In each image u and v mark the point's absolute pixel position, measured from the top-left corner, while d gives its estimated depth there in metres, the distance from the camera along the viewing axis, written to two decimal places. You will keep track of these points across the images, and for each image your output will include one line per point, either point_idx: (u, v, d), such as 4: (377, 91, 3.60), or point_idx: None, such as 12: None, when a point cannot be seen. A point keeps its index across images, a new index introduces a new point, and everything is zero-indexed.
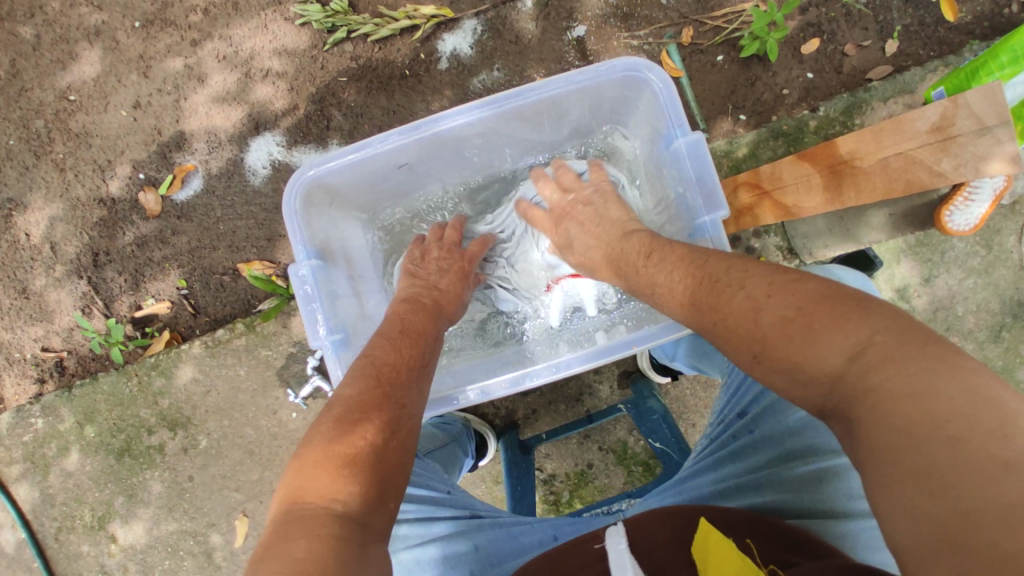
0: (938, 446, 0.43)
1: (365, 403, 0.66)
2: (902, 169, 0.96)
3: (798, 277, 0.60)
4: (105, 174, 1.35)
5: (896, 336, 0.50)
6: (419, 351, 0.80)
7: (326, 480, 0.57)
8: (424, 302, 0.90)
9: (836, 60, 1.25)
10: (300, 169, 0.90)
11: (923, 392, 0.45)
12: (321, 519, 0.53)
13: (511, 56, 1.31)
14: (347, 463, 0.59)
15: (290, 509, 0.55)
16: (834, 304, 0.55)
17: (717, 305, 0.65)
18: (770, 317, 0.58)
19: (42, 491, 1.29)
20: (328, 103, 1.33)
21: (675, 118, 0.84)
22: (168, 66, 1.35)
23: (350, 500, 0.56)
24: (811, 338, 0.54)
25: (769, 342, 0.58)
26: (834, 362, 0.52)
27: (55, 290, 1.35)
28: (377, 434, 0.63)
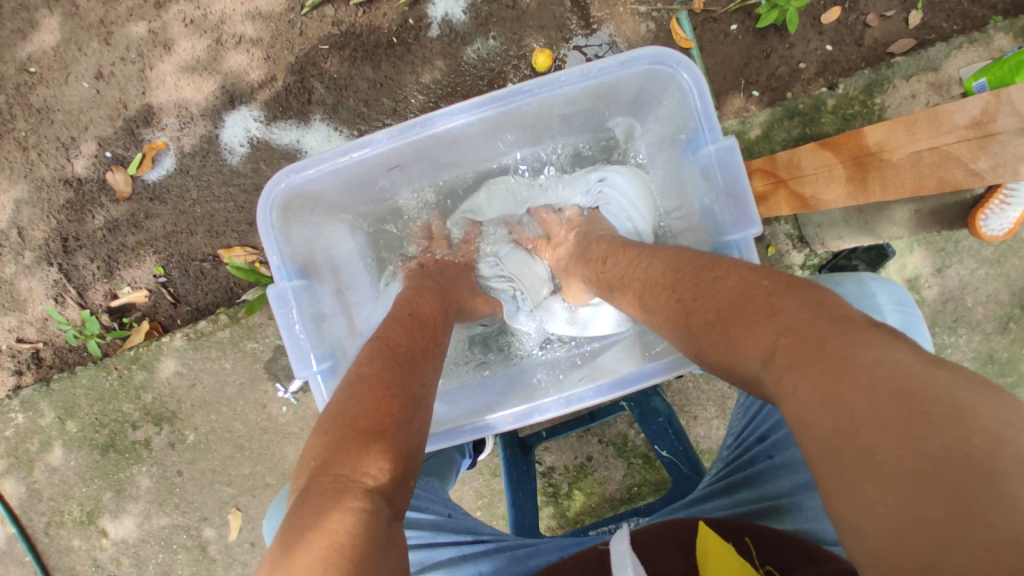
0: (852, 449, 0.41)
1: (388, 379, 0.61)
2: (934, 165, 0.91)
3: (718, 275, 0.60)
4: (70, 152, 1.25)
5: (800, 330, 0.48)
6: (432, 332, 0.75)
7: (357, 451, 0.52)
8: (430, 287, 0.86)
9: (856, 32, 1.16)
10: (273, 180, 0.83)
11: (827, 397, 0.43)
12: (356, 495, 0.48)
13: (507, 23, 1.20)
14: (375, 437, 0.54)
15: (316, 481, 0.50)
16: (754, 302, 0.54)
17: (661, 310, 0.66)
18: (697, 319, 0.59)
19: (27, 486, 1.25)
20: (309, 73, 1.22)
21: (705, 121, 0.80)
22: (132, 32, 1.23)
23: (382, 475, 0.52)
24: (734, 340, 0.54)
25: (704, 347, 0.59)
26: (756, 364, 0.51)
27: (25, 277, 1.27)
28: (403, 408, 0.59)
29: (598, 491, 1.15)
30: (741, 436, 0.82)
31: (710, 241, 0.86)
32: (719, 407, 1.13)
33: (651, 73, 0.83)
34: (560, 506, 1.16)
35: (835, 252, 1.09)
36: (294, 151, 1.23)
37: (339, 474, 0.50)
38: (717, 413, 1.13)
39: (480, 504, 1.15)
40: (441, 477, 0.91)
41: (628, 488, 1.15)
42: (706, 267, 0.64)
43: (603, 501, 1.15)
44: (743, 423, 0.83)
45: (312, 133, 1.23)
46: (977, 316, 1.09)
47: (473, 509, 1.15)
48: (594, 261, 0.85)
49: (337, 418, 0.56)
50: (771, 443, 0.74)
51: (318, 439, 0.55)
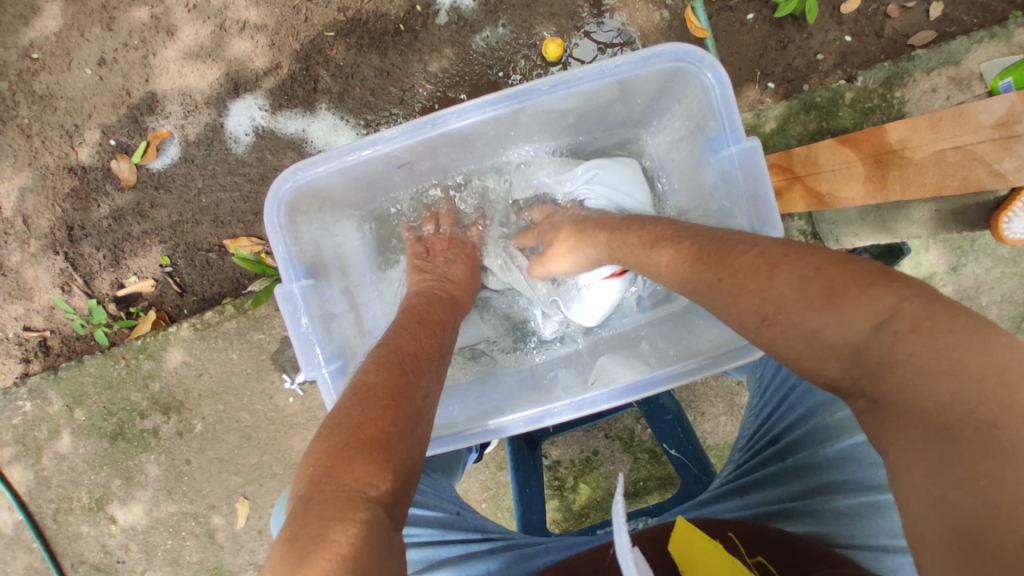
0: (972, 431, 0.40)
1: (391, 387, 0.60)
2: (958, 165, 0.90)
3: (810, 247, 0.56)
4: (74, 140, 1.24)
5: (924, 307, 0.46)
6: (438, 338, 0.76)
7: (360, 461, 0.52)
8: (439, 295, 0.87)
9: (877, 22, 1.13)
10: (279, 178, 0.81)
11: (950, 365, 0.42)
12: (356, 505, 0.48)
13: (517, 10, 1.17)
14: (376, 448, 0.53)
15: (315, 488, 0.50)
16: (850, 276, 0.51)
17: (728, 263, 0.61)
18: (789, 277, 0.54)
19: (37, 473, 1.27)
20: (314, 61, 1.20)
21: (727, 121, 0.78)
22: (134, 17, 1.21)
23: (383, 485, 0.51)
24: (834, 304, 0.50)
25: (785, 303, 0.53)
26: (859, 331, 0.48)
27: (32, 266, 1.26)
28: (405, 418, 0.58)
29: (604, 485, 1.16)
30: (753, 438, 0.81)
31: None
32: (727, 404, 1.12)
33: (674, 70, 0.81)
34: (566, 500, 1.16)
35: (849, 250, 1.08)
36: (300, 141, 1.22)
37: (342, 484, 0.49)
38: (724, 410, 1.12)
39: (485, 496, 1.16)
40: (446, 472, 0.91)
41: (634, 483, 1.15)
42: (803, 238, 0.58)
43: (608, 495, 1.16)
44: (756, 425, 0.82)
45: (318, 122, 1.21)
46: (991, 315, 1.08)
47: (479, 501, 1.16)
48: (607, 260, 0.83)
49: (338, 424, 0.56)
50: (786, 446, 0.74)
51: (318, 444, 0.54)
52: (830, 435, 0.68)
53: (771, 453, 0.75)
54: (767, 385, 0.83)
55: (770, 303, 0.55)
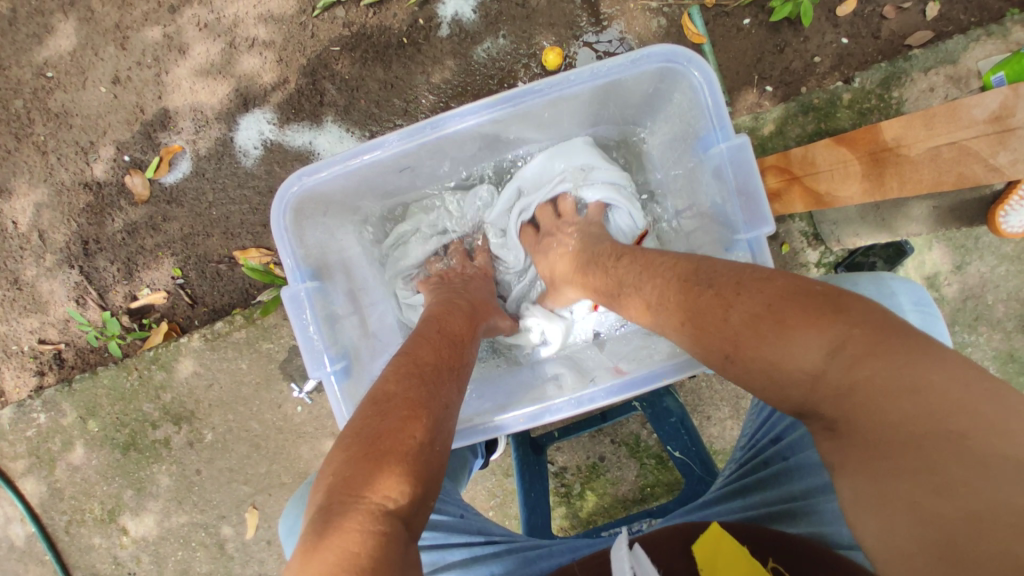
0: (922, 456, 0.45)
1: (412, 397, 0.60)
2: (953, 160, 0.92)
3: (764, 274, 0.59)
4: (89, 157, 1.27)
5: (871, 332, 0.50)
6: (459, 351, 0.74)
7: (378, 473, 0.51)
8: (461, 306, 0.86)
9: (873, 24, 1.14)
10: (286, 183, 0.83)
11: (897, 392, 0.47)
12: (375, 519, 0.48)
13: (518, 21, 1.20)
14: (399, 457, 0.53)
15: (337, 497, 0.50)
16: (806, 299, 0.54)
17: (686, 307, 0.64)
18: (742, 315, 0.57)
19: (49, 485, 1.28)
20: (320, 76, 1.23)
21: (717, 119, 0.79)
22: (147, 37, 1.25)
23: (402, 499, 0.51)
24: (787, 336, 0.53)
25: (742, 342, 0.57)
26: (813, 362, 0.52)
27: (47, 280, 1.30)
28: (425, 431, 0.57)
29: (611, 491, 1.15)
30: (754, 438, 0.81)
31: (723, 240, 0.85)
32: (733, 407, 1.12)
33: (663, 71, 0.82)
34: (573, 506, 1.16)
35: (851, 250, 1.08)
36: (307, 153, 1.25)
37: (359, 496, 0.49)
38: (730, 413, 1.12)
39: (493, 503, 1.16)
40: (452, 478, 0.92)
41: (641, 489, 1.15)
42: (750, 267, 0.61)
43: (615, 502, 1.15)
44: (756, 424, 0.82)
45: (324, 134, 1.24)
46: (998, 313, 1.07)
47: (486, 508, 1.16)
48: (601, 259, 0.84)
49: (358, 434, 0.55)
50: (786, 445, 0.73)
51: (337, 454, 0.54)
52: None
53: (773, 453, 0.75)
54: None
55: (729, 338, 0.58)
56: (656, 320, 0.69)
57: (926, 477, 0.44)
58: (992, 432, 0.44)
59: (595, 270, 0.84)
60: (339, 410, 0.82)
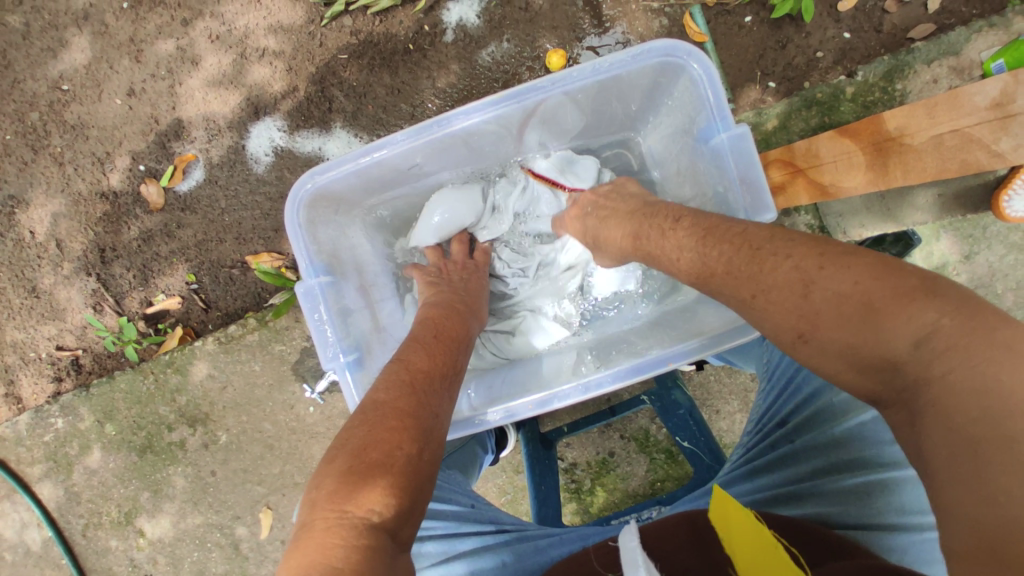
0: (997, 449, 0.41)
1: (401, 408, 0.61)
2: (956, 148, 0.93)
3: (851, 251, 0.56)
4: (105, 166, 1.31)
5: (964, 322, 0.46)
6: (453, 356, 0.76)
7: (361, 486, 0.51)
8: (457, 306, 0.88)
9: (874, 18, 1.15)
10: (299, 182, 0.86)
11: (983, 384, 0.43)
12: (358, 532, 0.48)
13: (521, 25, 1.22)
14: (383, 472, 0.53)
15: (322, 512, 0.49)
16: (895, 283, 0.51)
17: (759, 277, 0.61)
18: (826, 293, 0.55)
19: (66, 488, 1.31)
20: (329, 83, 1.25)
21: (717, 109, 0.81)
22: (161, 50, 1.28)
23: (387, 511, 0.51)
24: (873, 322, 0.51)
25: (821, 321, 0.55)
26: (896, 347, 0.49)
27: (65, 287, 1.33)
28: (410, 442, 0.57)
29: (622, 487, 1.15)
30: (761, 422, 0.81)
31: None
32: (742, 401, 1.12)
33: (664, 64, 0.84)
34: (584, 502, 1.16)
35: (858, 242, 1.08)
36: (317, 158, 1.27)
37: (344, 511, 0.49)
38: (739, 407, 1.12)
39: (504, 501, 1.16)
40: (464, 472, 0.92)
41: (651, 483, 1.15)
42: (829, 242, 0.59)
43: (625, 497, 1.15)
44: (764, 408, 0.82)
45: (333, 140, 1.26)
46: (1009, 303, 1.06)
47: (498, 505, 1.17)
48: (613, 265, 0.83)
49: (345, 447, 0.56)
50: (794, 428, 0.74)
51: (324, 466, 0.55)
52: (840, 415, 0.68)
53: (781, 435, 0.75)
54: (773, 368, 0.83)
55: (807, 314, 0.56)
56: (721, 285, 0.67)
57: (992, 480, 0.41)
58: None
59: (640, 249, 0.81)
60: (351, 401, 0.83)
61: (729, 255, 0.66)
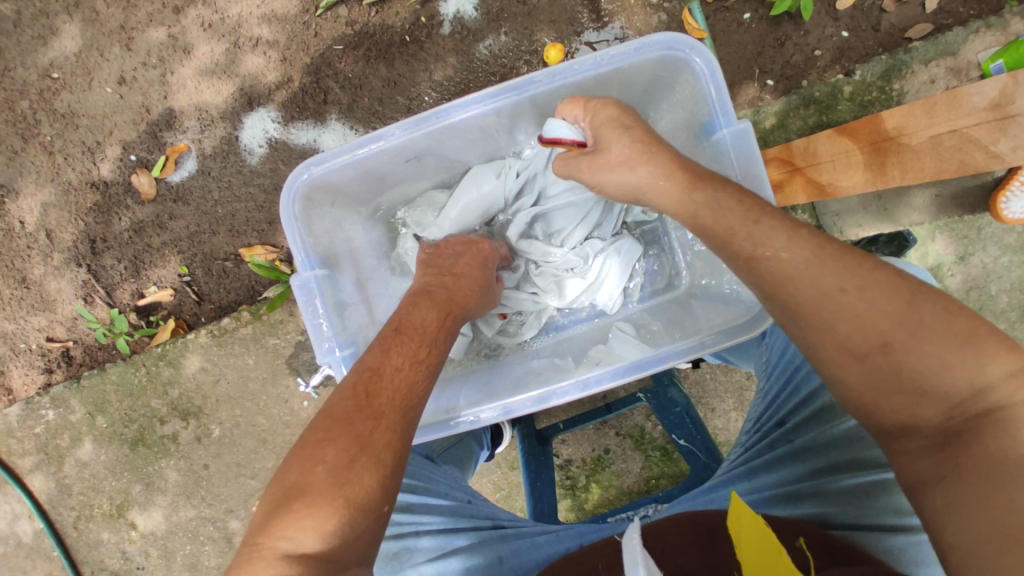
0: None
1: (333, 417, 0.62)
2: (955, 148, 0.93)
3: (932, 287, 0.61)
4: (96, 156, 1.29)
5: None
6: (415, 346, 0.73)
7: (279, 514, 0.55)
8: (433, 291, 0.83)
9: (873, 17, 1.14)
10: (295, 173, 0.85)
11: None
12: (269, 563, 0.53)
13: (519, 18, 1.21)
14: (303, 494, 0.56)
15: (252, 540, 0.55)
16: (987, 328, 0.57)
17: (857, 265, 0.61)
18: (938, 305, 0.57)
19: (58, 481, 1.30)
20: (324, 74, 1.24)
21: (719, 106, 0.80)
22: (152, 37, 1.26)
23: (303, 534, 0.54)
24: (970, 348, 0.55)
25: (923, 325, 0.56)
26: (987, 377, 0.54)
27: (55, 278, 1.31)
28: (336, 456, 0.59)
29: (616, 484, 1.16)
30: (759, 422, 0.81)
31: None
32: (737, 399, 1.12)
33: (666, 60, 0.83)
34: (578, 499, 1.16)
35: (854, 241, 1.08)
36: (312, 151, 1.26)
37: (262, 539, 0.54)
38: (734, 405, 1.13)
39: (499, 496, 1.17)
40: (460, 468, 0.92)
41: (646, 480, 1.15)
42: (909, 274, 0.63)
43: (620, 494, 1.16)
44: (761, 408, 0.82)
45: (329, 132, 1.25)
46: (1001, 304, 1.07)
47: (492, 500, 1.17)
48: None
49: (286, 466, 0.60)
50: (792, 428, 0.74)
51: (271, 485, 0.59)
52: (838, 415, 0.68)
53: (778, 436, 0.75)
54: (772, 368, 0.83)
55: (909, 314, 0.57)
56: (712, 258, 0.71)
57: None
58: None
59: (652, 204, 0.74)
60: None
61: (831, 245, 0.63)
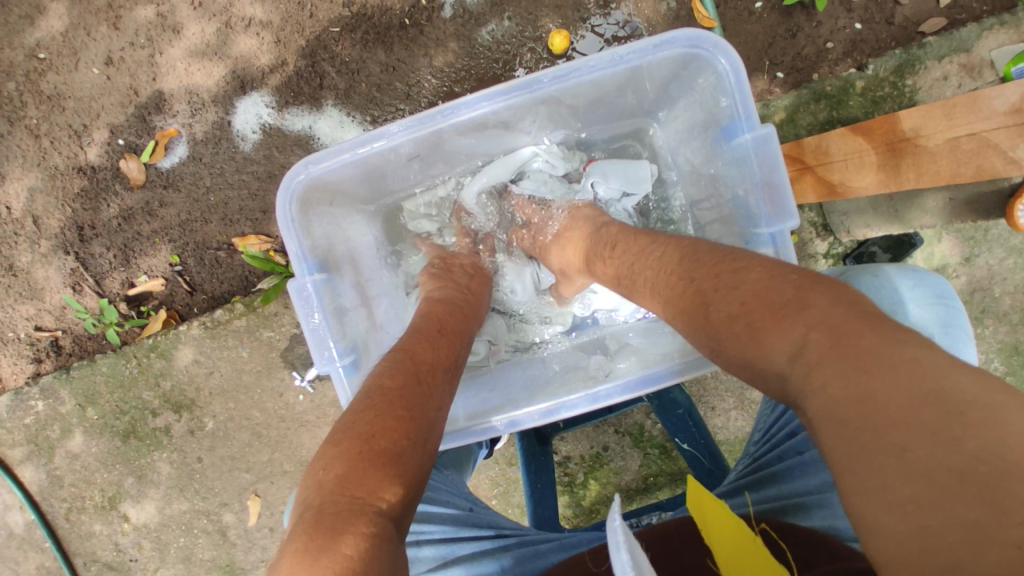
0: (884, 454, 0.40)
1: (406, 395, 0.58)
2: (972, 153, 0.91)
3: (743, 268, 0.58)
4: (82, 140, 1.24)
5: (829, 329, 0.47)
6: (455, 352, 0.72)
7: (371, 473, 0.48)
8: (459, 302, 0.83)
9: (887, 9, 1.11)
10: (294, 171, 0.81)
11: (856, 395, 0.42)
12: (370, 520, 0.45)
13: (523, 3, 1.16)
14: (393, 459, 0.50)
15: (332, 498, 0.46)
16: (781, 294, 0.52)
17: (676, 301, 0.64)
18: (719, 313, 0.57)
19: (49, 472, 1.28)
20: (320, 58, 1.19)
21: (742, 107, 0.77)
22: (140, 16, 1.21)
23: (396, 499, 0.48)
24: (756, 337, 0.52)
25: (723, 340, 0.56)
26: (780, 359, 0.50)
27: (42, 266, 1.27)
28: (418, 433, 0.55)
29: (615, 480, 1.15)
30: (771, 432, 0.79)
31: (744, 233, 0.84)
32: (738, 399, 1.12)
33: (686, 57, 0.80)
34: (576, 495, 1.16)
35: (860, 242, 1.06)
36: (307, 138, 1.22)
37: (354, 496, 0.46)
38: (735, 404, 1.12)
39: (496, 492, 1.16)
40: (458, 470, 0.91)
41: (644, 478, 1.15)
42: (731, 259, 0.61)
43: (618, 491, 1.15)
44: (773, 418, 0.80)
45: (324, 119, 1.21)
46: (1005, 307, 1.06)
47: (490, 496, 1.16)
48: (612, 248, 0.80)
49: (350, 430, 0.53)
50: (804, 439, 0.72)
51: (328, 449, 0.51)
52: None
53: (789, 446, 0.73)
54: None
55: (711, 333, 0.58)
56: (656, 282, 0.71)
57: (886, 488, 0.39)
58: (998, 426, 0.37)
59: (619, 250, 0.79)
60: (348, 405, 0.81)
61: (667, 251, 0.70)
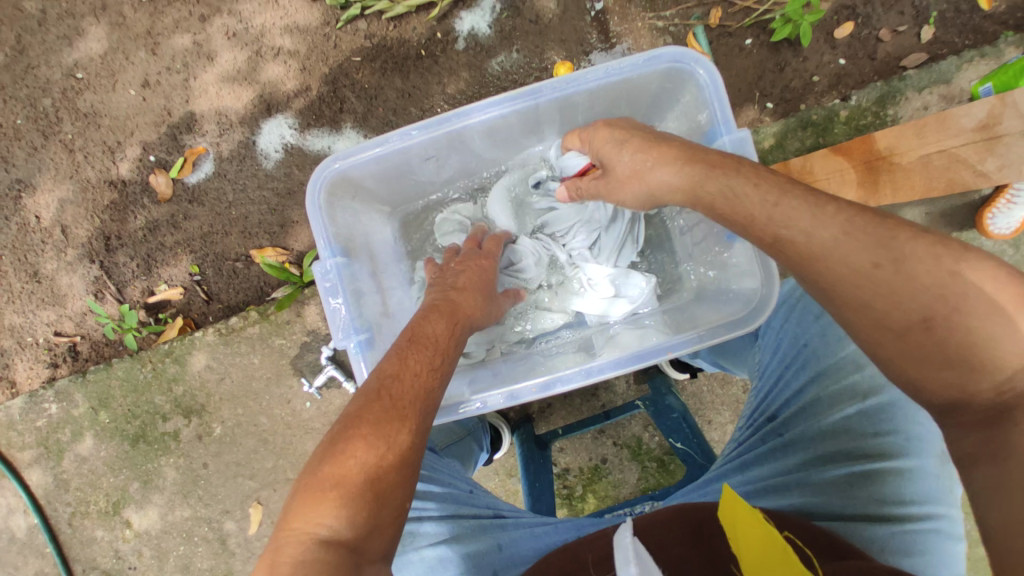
0: None
1: (361, 416, 0.60)
2: (943, 168, 0.99)
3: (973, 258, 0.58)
4: (115, 156, 1.32)
5: None
6: (432, 353, 0.71)
7: (309, 505, 0.53)
8: (439, 304, 0.80)
9: (869, 46, 1.20)
10: (325, 163, 0.88)
11: None
12: (305, 547, 0.50)
13: (530, 37, 1.26)
14: (334, 484, 0.54)
15: (280, 532, 0.52)
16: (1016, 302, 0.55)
17: (886, 240, 0.59)
18: (960, 282, 0.55)
19: (55, 476, 1.30)
20: (341, 84, 1.28)
21: (720, 114, 0.84)
22: (177, 44, 1.31)
23: (338, 522, 0.52)
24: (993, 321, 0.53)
25: (938, 302, 0.55)
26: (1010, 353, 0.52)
27: (66, 274, 1.33)
28: (368, 451, 0.57)
29: (613, 494, 1.16)
30: (752, 417, 0.82)
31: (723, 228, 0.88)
32: (734, 412, 1.14)
33: (671, 71, 0.88)
34: (575, 508, 1.17)
35: None
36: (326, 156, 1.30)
37: (294, 528, 0.51)
38: (731, 417, 1.14)
39: None
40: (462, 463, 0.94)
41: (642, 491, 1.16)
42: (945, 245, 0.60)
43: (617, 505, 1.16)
44: (755, 403, 0.83)
45: (342, 139, 1.29)
46: None
47: None
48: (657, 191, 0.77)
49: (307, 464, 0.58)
50: (782, 423, 0.76)
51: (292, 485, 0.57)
52: (827, 411, 0.72)
53: (769, 429, 0.77)
54: (765, 364, 0.85)
55: (927, 293, 0.56)
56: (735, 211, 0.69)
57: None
58: None
59: (634, 179, 0.80)
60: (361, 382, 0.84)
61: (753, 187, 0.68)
